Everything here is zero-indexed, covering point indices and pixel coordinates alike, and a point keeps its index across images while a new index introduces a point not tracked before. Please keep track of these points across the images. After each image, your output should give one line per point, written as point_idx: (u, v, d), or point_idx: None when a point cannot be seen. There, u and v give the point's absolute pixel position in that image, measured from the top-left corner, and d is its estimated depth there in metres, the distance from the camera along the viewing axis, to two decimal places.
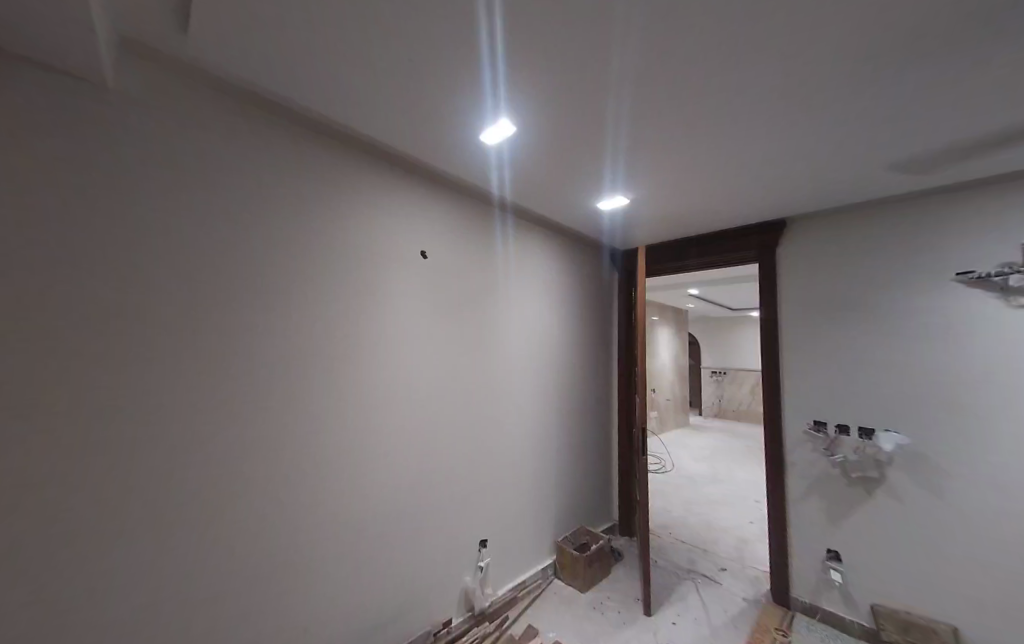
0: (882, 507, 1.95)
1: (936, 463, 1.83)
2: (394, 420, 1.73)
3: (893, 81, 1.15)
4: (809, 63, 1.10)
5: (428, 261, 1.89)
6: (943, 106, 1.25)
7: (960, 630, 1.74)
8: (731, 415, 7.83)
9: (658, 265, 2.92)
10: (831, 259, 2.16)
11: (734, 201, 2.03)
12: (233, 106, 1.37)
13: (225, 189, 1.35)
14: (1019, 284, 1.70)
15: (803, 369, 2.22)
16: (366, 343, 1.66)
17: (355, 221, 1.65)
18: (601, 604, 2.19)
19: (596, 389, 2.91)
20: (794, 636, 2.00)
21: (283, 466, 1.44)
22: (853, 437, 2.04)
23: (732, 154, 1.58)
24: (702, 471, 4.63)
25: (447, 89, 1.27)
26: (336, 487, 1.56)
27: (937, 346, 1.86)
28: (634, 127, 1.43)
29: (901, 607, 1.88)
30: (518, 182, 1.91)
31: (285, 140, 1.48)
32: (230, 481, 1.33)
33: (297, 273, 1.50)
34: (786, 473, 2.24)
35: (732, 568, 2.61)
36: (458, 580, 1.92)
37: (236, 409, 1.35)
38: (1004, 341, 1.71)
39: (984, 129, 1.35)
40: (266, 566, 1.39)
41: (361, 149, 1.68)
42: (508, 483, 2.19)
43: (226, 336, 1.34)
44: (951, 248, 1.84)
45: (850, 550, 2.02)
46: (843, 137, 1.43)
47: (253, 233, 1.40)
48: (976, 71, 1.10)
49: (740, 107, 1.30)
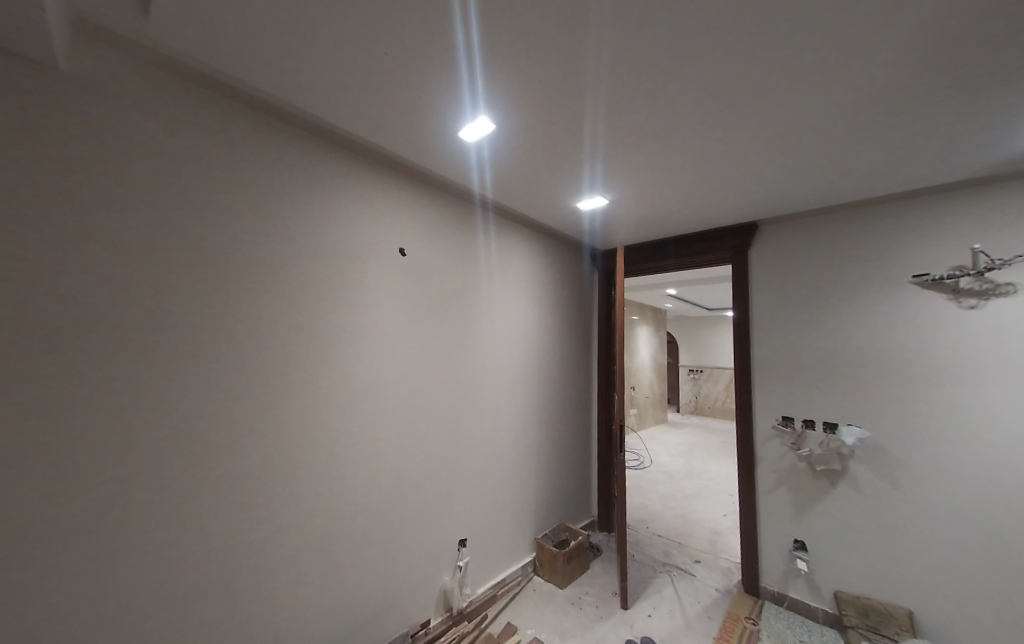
0: (844, 498, 2.04)
1: (893, 455, 1.93)
2: (372, 419, 1.71)
3: (856, 90, 1.21)
4: (777, 70, 1.14)
5: (407, 258, 1.87)
6: (899, 115, 1.31)
7: (914, 612, 1.85)
8: (707, 412, 8.05)
9: (637, 265, 2.97)
10: (800, 261, 2.25)
11: (709, 203, 2.08)
12: (203, 95, 1.32)
13: (195, 180, 1.30)
14: (969, 286, 1.81)
15: (773, 366, 2.30)
16: (345, 341, 1.64)
17: (331, 217, 1.62)
18: (579, 600, 2.22)
19: (576, 389, 2.94)
20: (763, 624, 2.08)
21: (257, 466, 1.40)
22: (818, 431, 2.13)
23: (706, 157, 1.62)
24: (679, 467, 4.75)
25: (424, 85, 1.26)
26: (314, 487, 1.53)
27: (896, 344, 1.95)
28: (612, 130, 1.45)
29: (861, 592, 1.98)
30: (498, 181, 1.91)
31: (259, 132, 1.43)
32: (201, 483, 1.28)
33: (272, 269, 1.46)
34: (756, 467, 2.33)
35: (706, 559, 2.69)
36: (436, 580, 1.91)
37: (208, 408, 1.31)
38: (955, 339, 1.82)
39: (937, 139, 1.44)
40: (241, 569, 1.35)
41: (339, 144, 1.65)
42: (488, 482, 2.19)
43: (197, 331, 1.29)
44: (909, 251, 1.94)
45: (816, 540, 2.11)
46: (809, 142, 1.48)
47: (222, 227, 1.35)
48: (928, 83, 1.17)
49: (714, 112, 1.34)
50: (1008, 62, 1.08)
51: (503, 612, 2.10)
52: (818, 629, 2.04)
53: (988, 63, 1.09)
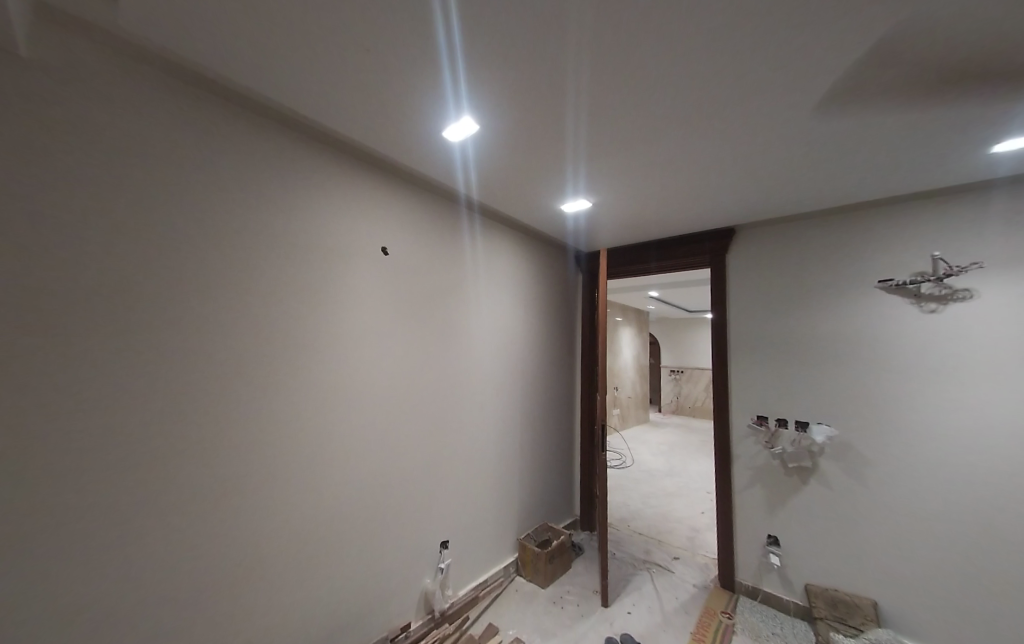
0: (815, 493, 2.12)
1: (860, 452, 2.02)
2: (353, 420, 1.68)
3: (826, 102, 1.26)
4: (751, 80, 1.18)
5: (389, 257, 1.85)
6: (865, 127, 1.38)
7: (879, 603, 1.93)
8: (687, 411, 8.24)
9: (620, 267, 3.02)
10: (775, 265, 2.32)
11: (688, 208, 2.13)
12: (175, 87, 1.27)
13: (168, 175, 1.26)
14: (929, 291, 1.90)
15: (748, 367, 2.37)
16: (325, 340, 1.61)
17: (312, 215, 1.59)
18: (561, 599, 2.23)
19: (560, 389, 2.96)
20: (738, 618, 2.13)
21: (232, 469, 1.36)
22: (791, 429, 2.21)
23: (685, 163, 1.66)
24: (660, 465, 4.84)
25: (407, 83, 1.25)
26: (292, 490, 1.49)
27: (863, 346, 2.04)
28: (594, 134, 1.47)
29: (830, 585, 2.05)
30: (483, 181, 1.91)
31: (235, 127, 1.40)
32: (171, 486, 1.24)
33: (249, 267, 1.42)
34: (733, 465, 2.39)
35: (684, 556, 2.75)
36: (418, 583, 1.89)
37: (179, 410, 1.26)
38: (917, 341, 1.91)
39: (900, 150, 1.51)
40: (215, 576, 1.31)
41: (320, 141, 1.62)
42: (470, 483, 2.19)
43: (168, 331, 1.25)
44: (875, 258, 2.03)
45: (787, 535, 2.18)
46: (782, 151, 1.54)
47: (197, 223, 1.31)
48: (891, 97, 1.23)
49: (693, 120, 1.37)
50: (964, 81, 1.15)
51: (485, 613, 2.09)
52: (790, 621, 2.11)
53: (946, 81, 1.16)
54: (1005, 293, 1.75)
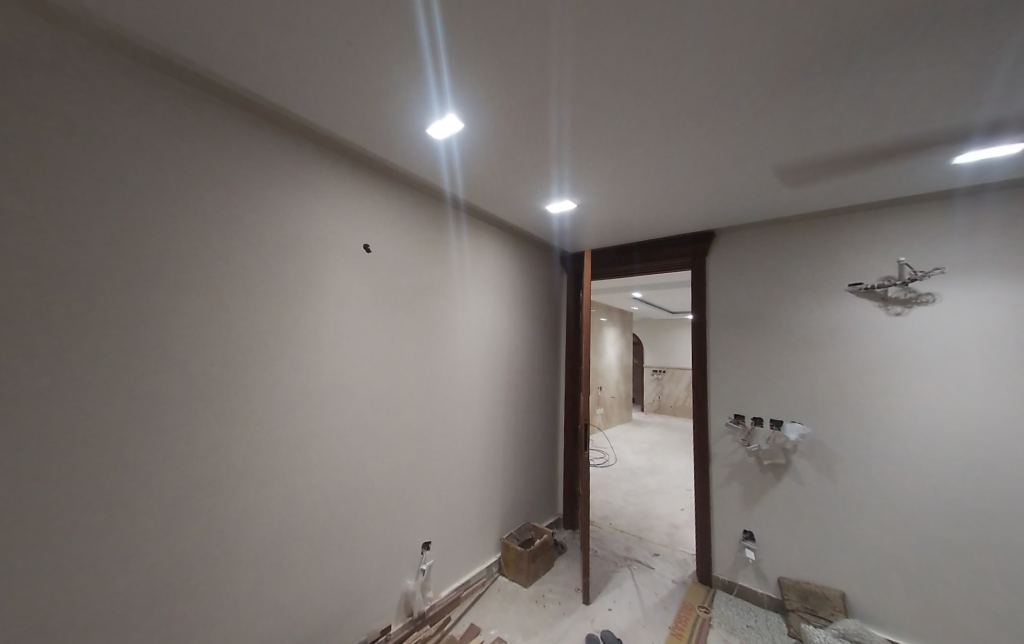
0: (788, 489, 2.19)
1: (831, 449, 2.09)
2: (333, 420, 1.65)
3: (802, 111, 1.29)
4: (730, 88, 1.21)
5: (372, 255, 1.82)
6: (838, 136, 1.42)
7: (847, 594, 2.01)
8: (669, 411, 8.40)
9: (604, 268, 3.05)
10: (752, 268, 2.39)
11: (670, 211, 2.17)
12: (147, 74, 1.22)
13: (138, 165, 1.21)
14: (896, 295, 1.98)
15: (726, 367, 2.43)
16: (304, 340, 1.57)
17: (293, 211, 1.55)
18: (543, 597, 2.25)
19: (544, 389, 2.98)
20: (714, 612, 2.19)
21: (207, 471, 1.32)
22: (766, 428, 2.27)
23: (666, 167, 1.69)
24: (642, 464, 4.92)
25: (391, 79, 1.23)
26: (269, 493, 1.45)
27: (835, 347, 2.12)
28: (579, 136, 1.48)
29: (802, 577, 2.12)
30: (468, 181, 1.90)
31: (211, 118, 1.35)
32: (140, 490, 1.19)
33: (225, 263, 1.37)
34: (711, 462, 2.45)
35: (664, 552, 2.80)
36: (399, 585, 1.87)
37: (149, 411, 1.21)
38: (884, 342, 2.00)
39: (872, 159, 1.56)
40: (187, 582, 1.27)
41: (301, 135, 1.58)
42: (454, 484, 2.18)
43: (136, 328, 1.20)
44: (846, 262, 2.11)
45: (762, 530, 2.25)
46: (760, 157, 1.58)
47: (170, 217, 1.26)
48: (862, 108, 1.27)
49: (675, 125, 1.39)
50: (929, 95, 1.20)
51: (467, 614, 2.08)
52: (763, 613, 2.18)
53: (913, 95, 1.21)
54: (964, 297, 1.84)
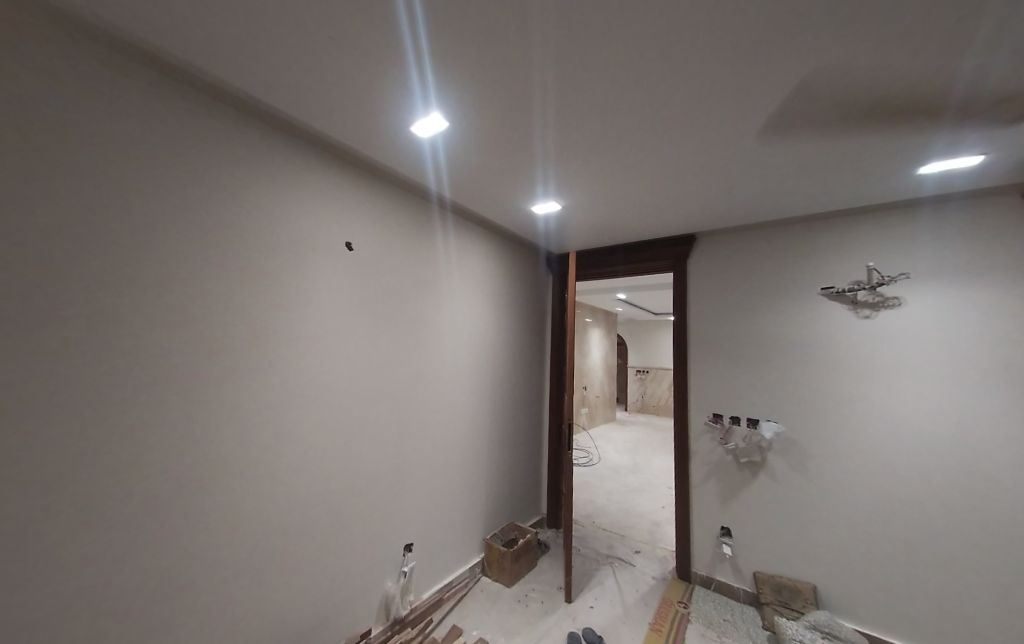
0: (763, 486, 2.26)
1: (804, 447, 2.16)
2: (313, 421, 1.61)
3: (777, 120, 1.33)
4: (710, 95, 1.24)
5: (354, 253, 1.78)
6: (812, 145, 1.47)
7: (818, 586, 2.08)
8: (652, 410, 8.54)
9: (589, 270, 3.08)
10: (731, 271, 2.45)
11: (652, 214, 2.21)
12: (115, 63, 1.18)
13: (104, 158, 1.16)
14: (865, 298, 2.07)
15: (706, 367, 2.48)
16: (284, 339, 1.53)
17: (273, 207, 1.51)
18: (525, 597, 2.25)
19: (528, 389, 2.99)
20: (692, 606, 2.24)
21: (178, 474, 1.27)
22: (742, 426, 2.34)
23: (649, 171, 1.71)
24: (625, 462, 4.98)
25: (374, 76, 1.21)
26: (244, 496, 1.41)
27: (809, 348, 2.19)
28: (563, 139, 1.49)
29: (776, 571, 2.19)
30: (454, 180, 1.89)
31: (184, 109, 1.30)
32: (105, 494, 1.15)
33: (201, 260, 1.33)
34: (691, 460, 2.50)
35: (645, 549, 2.85)
36: (380, 588, 1.85)
37: (116, 412, 1.17)
38: (854, 344, 2.08)
39: (844, 167, 1.62)
40: (158, 586, 1.23)
41: (281, 130, 1.54)
42: (437, 485, 2.16)
43: (102, 325, 1.15)
44: (820, 267, 2.18)
45: (739, 526, 2.31)
46: (739, 163, 1.62)
47: (143, 212, 1.22)
48: (834, 119, 1.32)
49: (656, 130, 1.42)
50: (896, 107, 1.25)
51: (449, 616, 2.07)
52: (739, 607, 2.24)
53: (881, 107, 1.25)
54: (928, 301, 1.93)
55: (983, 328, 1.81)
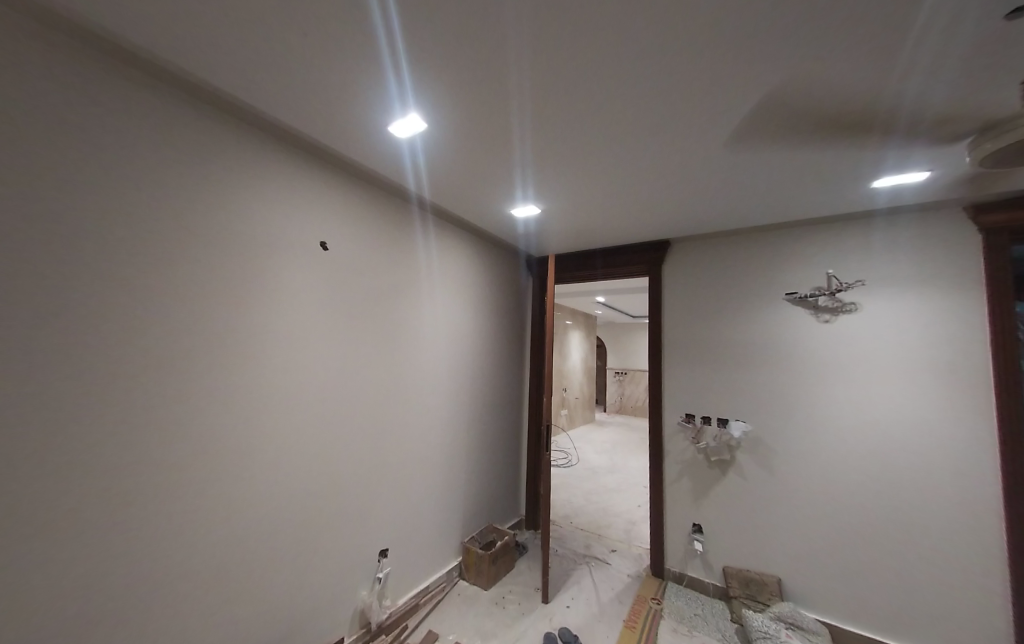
0: (732, 483, 2.34)
1: (770, 446, 2.26)
2: (285, 425, 1.57)
3: (744, 131, 1.39)
4: (682, 105, 1.28)
5: (329, 253, 1.74)
6: (776, 157, 1.54)
7: (783, 579, 2.17)
8: (630, 411, 8.72)
9: (568, 273, 3.12)
10: (702, 276, 2.53)
11: (628, 220, 2.26)
12: (74, 51, 1.11)
13: (60, 150, 1.09)
14: (825, 303, 2.17)
15: (679, 370, 2.56)
16: (254, 342, 1.48)
17: (244, 205, 1.46)
18: (502, 599, 2.26)
19: (508, 391, 2.99)
20: (665, 602, 2.30)
21: (138, 483, 1.21)
22: (713, 426, 2.42)
23: (624, 178, 1.75)
24: (603, 462, 5.06)
25: (350, 75, 1.20)
26: (211, 505, 1.36)
27: (774, 351, 2.29)
28: (540, 145, 1.52)
29: (744, 565, 2.28)
30: (433, 181, 1.88)
31: (149, 100, 1.24)
32: (54, 507, 1.07)
33: (166, 258, 1.27)
34: (664, 459, 2.57)
35: (620, 548, 2.91)
36: (354, 595, 1.81)
37: (67, 418, 1.10)
38: (816, 347, 2.18)
39: (807, 179, 1.71)
40: (116, 604, 1.16)
41: (254, 125, 1.49)
42: (414, 489, 2.14)
43: (53, 326, 1.08)
44: (785, 273, 2.29)
45: (709, 523, 2.39)
46: (708, 172, 1.68)
47: (102, 208, 1.15)
48: (797, 133, 1.39)
49: (631, 137, 1.45)
50: (851, 124, 1.33)
51: (425, 620, 2.05)
52: (709, 601, 2.31)
53: (838, 124, 1.33)
54: (881, 306, 2.05)
55: (930, 332, 1.94)
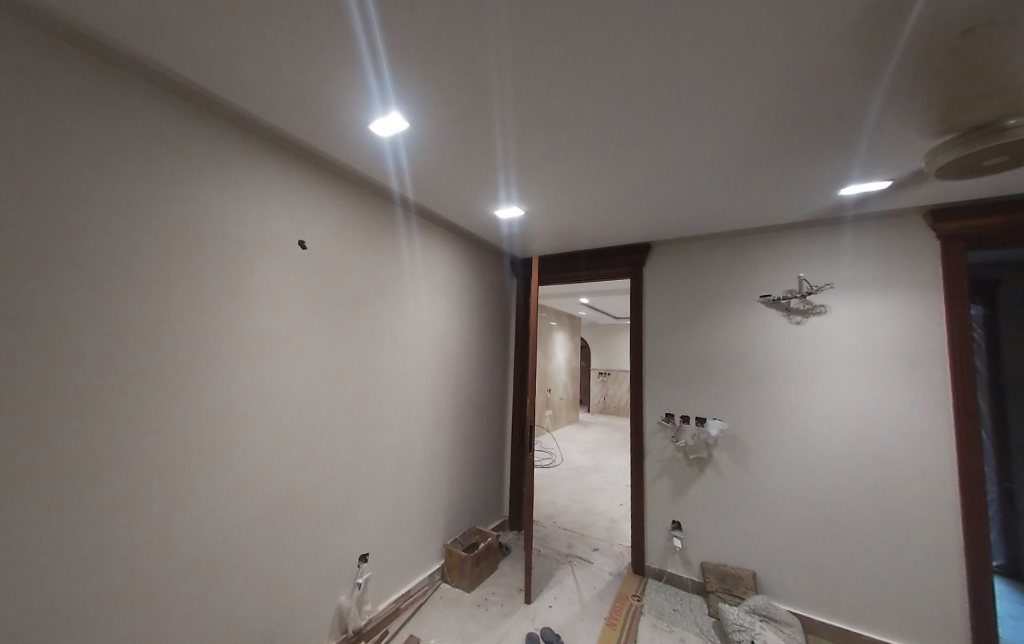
0: (710, 480, 2.40)
1: (746, 443, 2.32)
2: (262, 430, 1.52)
3: (721, 137, 1.43)
4: (662, 110, 1.30)
5: (308, 252, 1.70)
6: (751, 163, 1.59)
7: (758, 572, 2.24)
8: (612, 410, 8.84)
9: (552, 275, 3.14)
10: (682, 278, 2.59)
11: (610, 223, 2.29)
12: (35, 37, 1.05)
13: (20, 142, 1.04)
14: (797, 305, 2.25)
15: (660, 370, 2.60)
16: (229, 343, 1.43)
17: (219, 202, 1.41)
18: (485, 601, 2.25)
19: (491, 392, 2.99)
20: (645, 599, 2.33)
21: (103, 492, 1.15)
22: (692, 424, 2.47)
23: (606, 181, 1.77)
24: (587, 462, 5.11)
25: (331, 72, 1.18)
26: (184, 513, 1.30)
27: (750, 351, 2.36)
28: (523, 146, 1.52)
29: (721, 560, 2.34)
30: (416, 181, 1.87)
31: (116, 91, 1.18)
32: (8, 521, 1.01)
33: (136, 256, 1.22)
34: (645, 458, 2.61)
35: (603, 546, 2.94)
36: (332, 601, 1.77)
37: (24, 425, 1.04)
38: (790, 347, 2.26)
39: (780, 185, 1.77)
40: (78, 617, 1.11)
41: (230, 121, 1.44)
42: (396, 492, 2.11)
43: (8, 328, 1.02)
44: (760, 276, 2.36)
45: (688, 519, 2.44)
46: (687, 177, 1.71)
47: (65, 203, 1.10)
48: (771, 141, 1.44)
49: (613, 141, 1.47)
50: (821, 133, 1.38)
51: (406, 625, 2.03)
52: (688, 596, 2.36)
53: (810, 132, 1.38)
54: (849, 308, 2.14)
55: (895, 333, 2.04)
